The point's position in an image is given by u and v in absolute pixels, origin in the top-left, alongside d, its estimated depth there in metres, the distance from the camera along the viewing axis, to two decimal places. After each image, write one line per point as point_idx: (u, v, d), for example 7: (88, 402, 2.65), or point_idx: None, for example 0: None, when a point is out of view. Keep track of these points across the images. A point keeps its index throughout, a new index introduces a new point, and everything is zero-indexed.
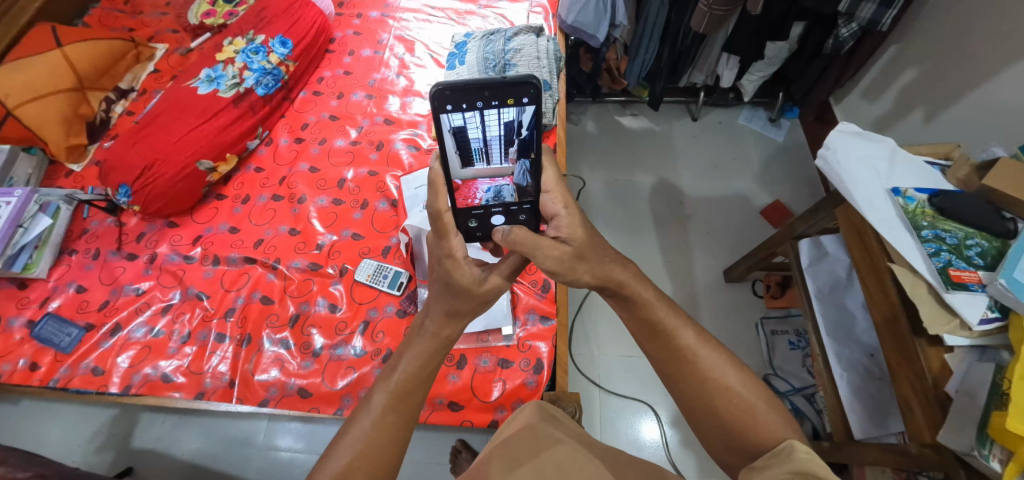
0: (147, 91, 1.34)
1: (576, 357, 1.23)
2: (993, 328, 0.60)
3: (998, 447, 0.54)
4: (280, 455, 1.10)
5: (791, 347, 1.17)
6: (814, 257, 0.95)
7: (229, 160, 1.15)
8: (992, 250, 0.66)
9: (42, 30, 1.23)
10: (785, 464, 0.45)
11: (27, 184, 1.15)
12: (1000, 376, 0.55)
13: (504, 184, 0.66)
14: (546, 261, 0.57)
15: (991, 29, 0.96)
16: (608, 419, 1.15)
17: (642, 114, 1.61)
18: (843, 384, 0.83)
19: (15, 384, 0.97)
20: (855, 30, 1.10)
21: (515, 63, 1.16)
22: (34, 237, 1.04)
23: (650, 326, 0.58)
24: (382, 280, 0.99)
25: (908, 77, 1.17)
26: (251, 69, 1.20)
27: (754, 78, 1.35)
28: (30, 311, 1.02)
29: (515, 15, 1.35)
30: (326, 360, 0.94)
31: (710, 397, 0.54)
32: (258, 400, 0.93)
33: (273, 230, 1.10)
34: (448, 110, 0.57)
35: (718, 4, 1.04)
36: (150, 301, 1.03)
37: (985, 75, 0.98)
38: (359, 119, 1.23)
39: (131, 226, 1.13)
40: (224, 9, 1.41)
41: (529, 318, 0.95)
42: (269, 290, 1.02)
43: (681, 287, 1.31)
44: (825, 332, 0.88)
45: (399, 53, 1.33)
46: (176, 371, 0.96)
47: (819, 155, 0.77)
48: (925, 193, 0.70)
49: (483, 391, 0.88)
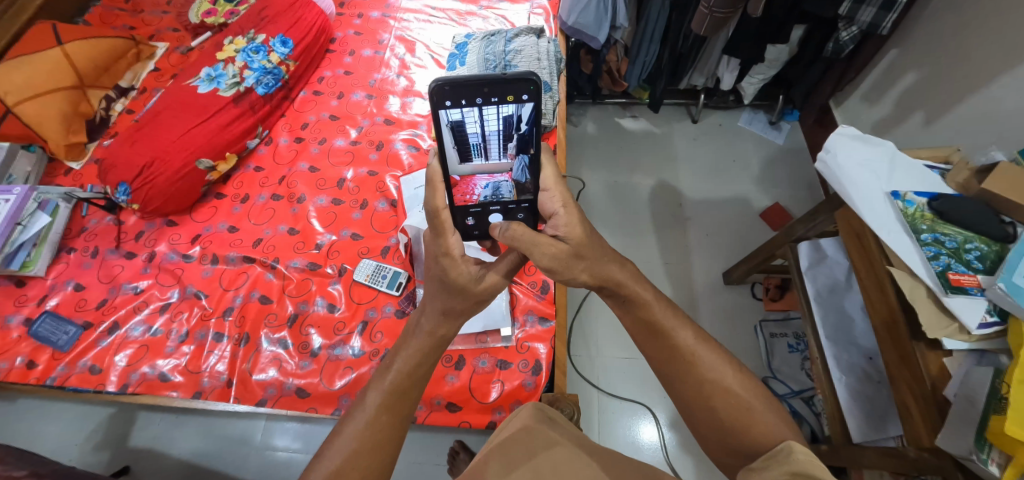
0: (147, 89, 1.34)
1: (576, 358, 1.23)
2: (993, 332, 0.60)
3: (996, 452, 0.53)
4: (278, 454, 1.10)
5: (791, 350, 1.17)
6: (813, 259, 0.95)
7: (229, 159, 1.15)
8: (991, 254, 0.65)
9: (42, 27, 1.23)
10: (784, 465, 0.44)
11: (26, 181, 1.15)
12: (999, 380, 0.55)
13: (503, 180, 0.65)
14: (543, 259, 0.57)
15: (992, 33, 0.96)
16: (607, 420, 1.15)
17: (642, 116, 1.61)
18: (842, 387, 0.83)
19: (12, 382, 0.97)
20: (855, 33, 1.10)
21: (515, 64, 1.16)
22: (33, 235, 1.04)
23: (649, 326, 0.58)
24: (382, 280, 0.99)
25: (908, 81, 1.17)
26: (251, 68, 1.20)
27: (754, 81, 1.36)
28: (28, 309, 1.02)
29: (516, 16, 1.35)
30: (324, 360, 0.93)
31: (709, 398, 0.54)
32: (256, 400, 0.93)
33: (273, 230, 1.09)
34: (448, 106, 0.58)
35: (718, 6, 1.04)
36: (148, 300, 1.02)
37: (985, 79, 0.98)
38: (359, 120, 1.23)
39: (131, 224, 1.13)
40: (225, 8, 1.40)
41: (529, 319, 0.95)
42: (268, 290, 1.02)
43: (681, 288, 1.31)
44: (825, 336, 0.87)
45: (399, 53, 1.33)
46: (174, 370, 0.96)
47: (819, 158, 0.77)
48: (925, 197, 0.70)
49: (482, 391, 0.88)
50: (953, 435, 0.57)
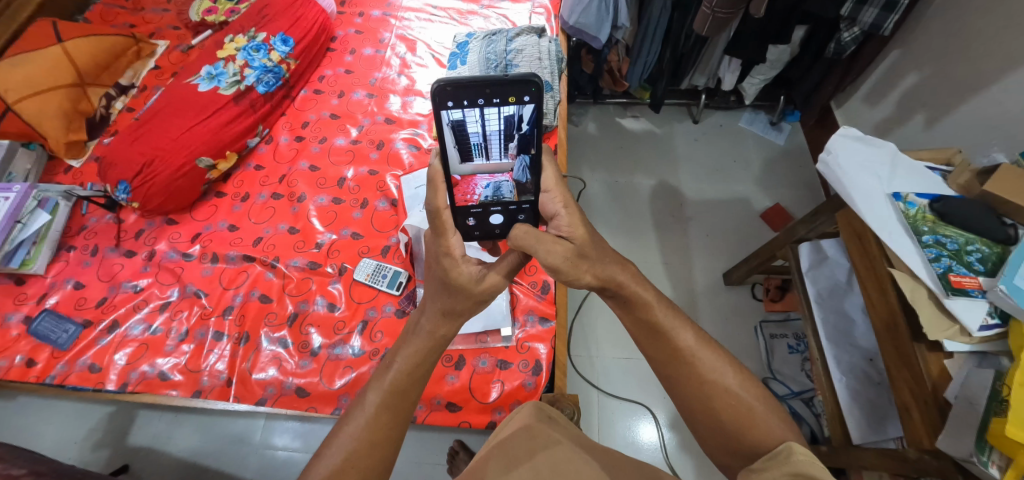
0: (147, 87, 1.33)
1: (575, 358, 1.23)
2: (993, 334, 0.60)
3: (997, 454, 0.53)
4: (277, 453, 1.10)
5: (791, 350, 1.17)
6: (814, 260, 0.95)
7: (229, 157, 1.15)
8: (992, 256, 0.65)
9: (43, 25, 1.22)
10: (783, 466, 0.44)
11: (26, 179, 1.14)
12: (1000, 382, 0.55)
13: (503, 180, 0.65)
14: (549, 257, 0.57)
15: (994, 35, 0.96)
16: (606, 420, 1.15)
17: (643, 116, 1.61)
18: (843, 389, 0.83)
19: (12, 380, 0.97)
20: (857, 34, 1.10)
21: (516, 63, 1.16)
22: (32, 233, 1.03)
23: (650, 327, 0.58)
24: (382, 279, 0.99)
25: (909, 82, 1.17)
26: (251, 66, 1.19)
27: (755, 81, 1.36)
28: (28, 307, 1.02)
29: (517, 15, 1.35)
30: (324, 360, 0.93)
31: (709, 399, 0.53)
32: (256, 399, 0.93)
33: (273, 228, 1.09)
34: (448, 106, 0.58)
35: (720, 6, 1.04)
36: (148, 298, 1.02)
37: (987, 80, 0.98)
38: (360, 119, 1.23)
39: (130, 222, 1.13)
40: (226, 6, 1.39)
41: (529, 319, 0.95)
42: (268, 288, 1.02)
43: (680, 288, 1.31)
44: (825, 337, 0.87)
45: (400, 52, 1.33)
46: (173, 369, 0.95)
47: (819, 159, 0.77)
48: (926, 198, 0.70)
49: (482, 391, 0.88)
50: (954, 437, 0.57)
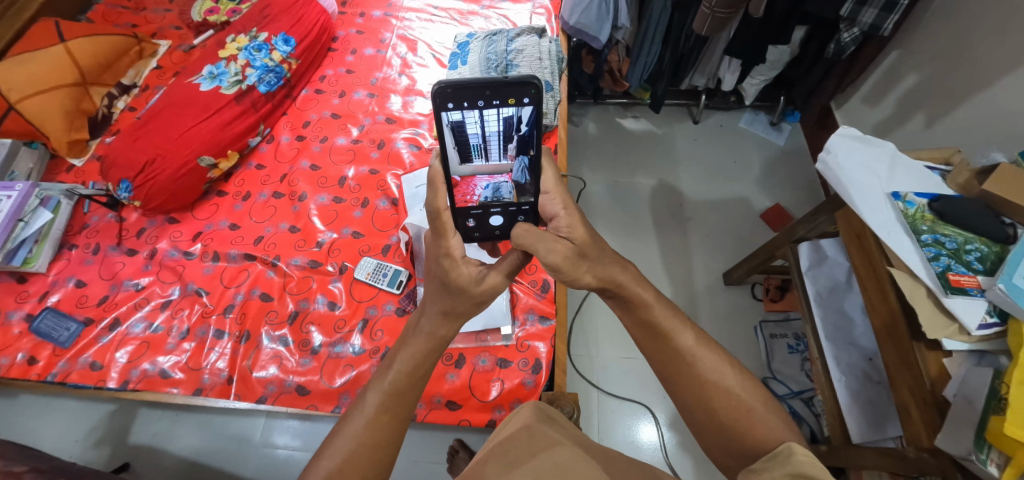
0: (149, 87, 1.34)
1: (576, 358, 1.23)
2: (992, 333, 0.60)
3: (995, 452, 0.53)
4: (277, 452, 1.10)
5: (790, 350, 1.17)
6: (814, 260, 0.95)
7: (229, 157, 1.15)
8: (992, 255, 0.65)
9: (46, 24, 1.23)
10: (783, 466, 0.44)
11: (28, 178, 1.15)
12: (999, 381, 0.55)
13: (503, 181, 0.65)
14: (550, 255, 0.57)
15: (993, 34, 0.96)
16: (606, 420, 1.15)
17: (643, 116, 1.61)
18: (842, 388, 0.83)
19: (13, 378, 0.97)
20: (857, 35, 1.10)
21: (517, 63, 1.16)
22: (34, 232, 1.04)
23: (649, 327, 0.58)
24: (382, 278, 0.99)
25: (909, 82, 1.17)
26: (253, 66, 1.19)
27: (755, 82, 1.36)
28: (30, 305, 1.02)
29: (518, 15, 1.36)
30: (325, 358, 0.94)
31: (709, 399, 0.54)
32: (256, 397, 0.93)
33: (274, 227, 1.10)
34: (449, 108, 0.58)
35: (720, 6, 1.04)
36: (149, 296, 1.03)
37: (986, 81, 0.99)
38: (360, 118, 1.23)
39: (131, 221, 1.13)
40: (228, 6, 1.40)
41: (529, 318, 0.95)
42: (269, 287, 1.02)
43: (680, 288, 1.31)
44: (825, 337, 0.87)
45: (401, 52, 1.33)
46: (174, 367, 0.96)
47: (819, 159, 0.77)
48: (925, 198, 0.70)
49: (481, 390, 0.88)
50: (953, 436, 0.57)
